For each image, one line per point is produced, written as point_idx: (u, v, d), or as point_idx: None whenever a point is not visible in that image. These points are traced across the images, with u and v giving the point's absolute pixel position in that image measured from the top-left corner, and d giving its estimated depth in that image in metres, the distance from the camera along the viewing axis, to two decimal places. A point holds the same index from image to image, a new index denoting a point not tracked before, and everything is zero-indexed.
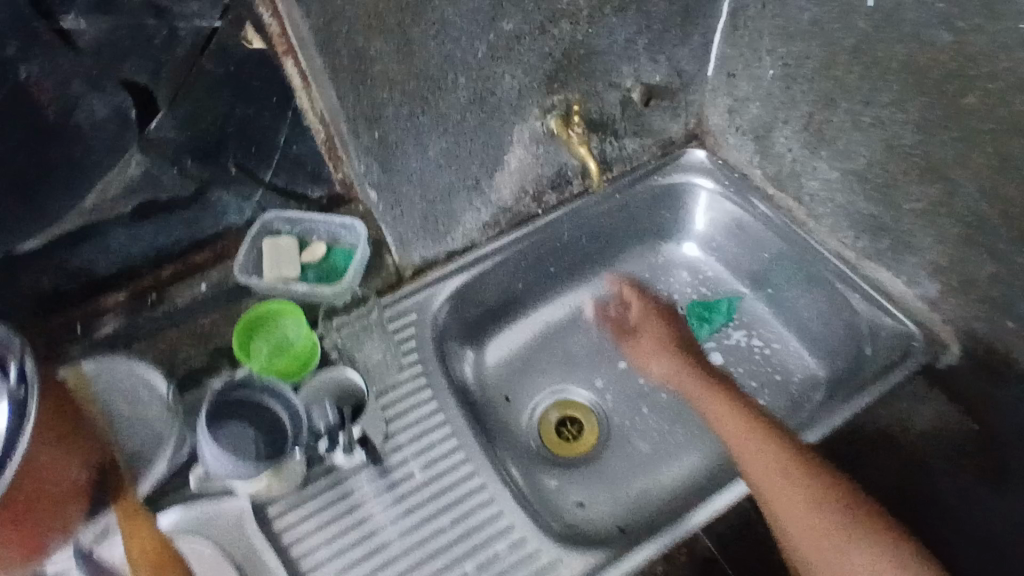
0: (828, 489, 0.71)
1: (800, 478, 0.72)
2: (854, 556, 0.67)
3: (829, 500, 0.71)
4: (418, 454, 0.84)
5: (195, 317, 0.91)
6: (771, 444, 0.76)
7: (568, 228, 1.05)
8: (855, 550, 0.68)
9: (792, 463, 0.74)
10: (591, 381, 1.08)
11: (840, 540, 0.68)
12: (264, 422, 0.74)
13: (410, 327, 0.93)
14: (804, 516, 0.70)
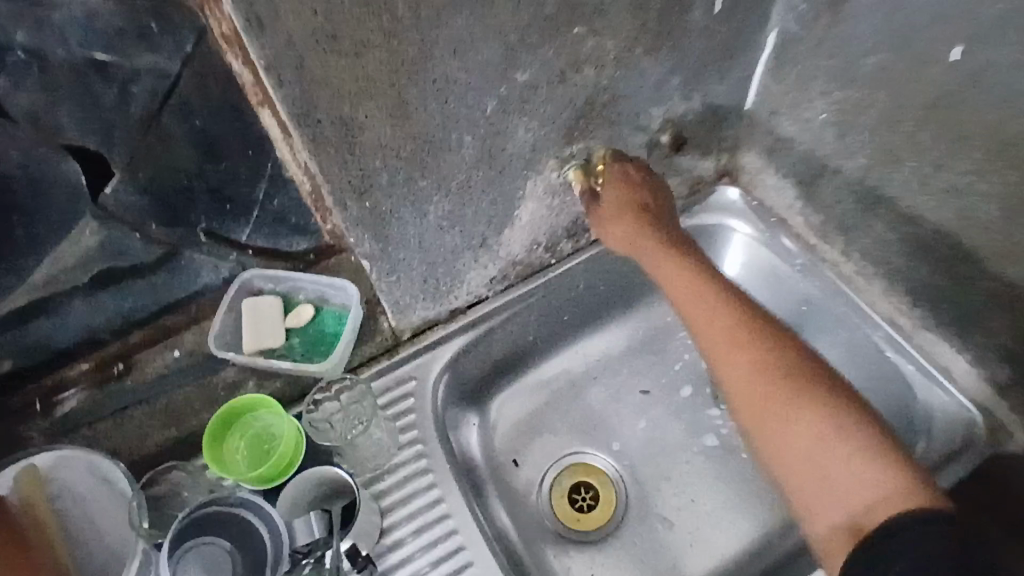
0: (784, 349, 0.68)
1: (761, 361, 0.67)
2: (804, 421, 0.62)
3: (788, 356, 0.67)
4: (417, 558, 0.75)
5: (169, 392, 0.82)
6: (736, 318, 0.71)
7: (584, 279, 0.94)
8: (824, 432, 0.61)
9: (737, 339, 0.69)
10: (610, 444, 0.98)
11: (802, 416, 0.62)
12: (240, 539, 0.66)
13: (408, 399, 0.83)
14: (770, 397, 0.65)
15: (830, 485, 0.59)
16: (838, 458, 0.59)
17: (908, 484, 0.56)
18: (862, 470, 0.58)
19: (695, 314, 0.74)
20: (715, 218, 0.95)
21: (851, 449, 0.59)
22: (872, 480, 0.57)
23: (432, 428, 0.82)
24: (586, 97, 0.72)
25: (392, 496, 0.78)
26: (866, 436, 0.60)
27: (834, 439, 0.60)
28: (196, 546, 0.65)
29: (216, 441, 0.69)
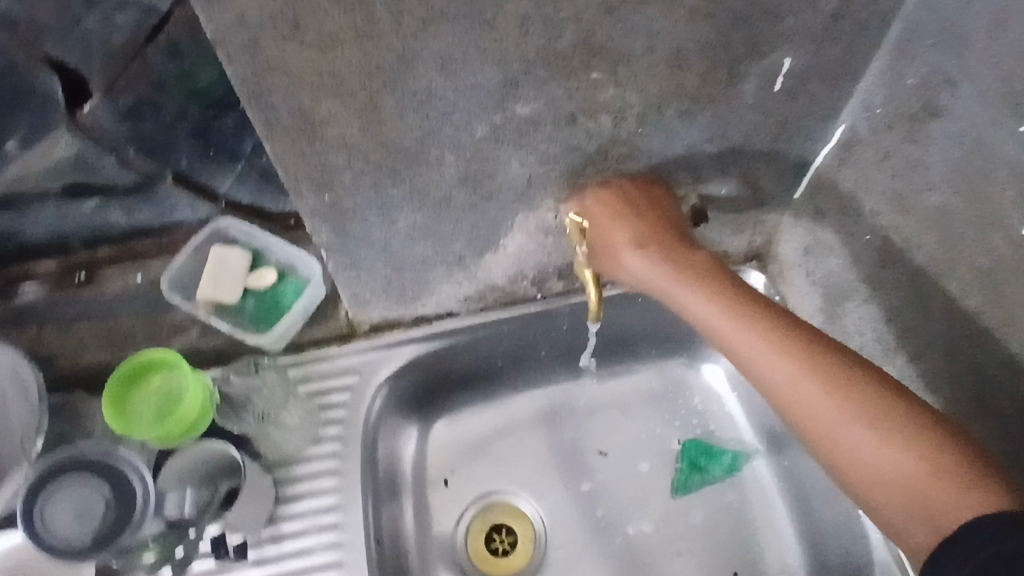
0: (799, 336, 0.56)
1: (789, 355, 0.55)
2: (851, 429, 0.50)
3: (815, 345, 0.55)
4: (293, 559, 0.73)
5: (115, 315, 0.79)
6: (741, 315, 0.59)
7: (567, 322, 0.87)
8: (870, 432, 0.50)
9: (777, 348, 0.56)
10: (548, 496, 0.90)
11: (839, 410, 0.51)
12: (117, 490, 0.64)
13: (343, 391, 0.80)
14: (800, 404, 0.53)
15: (900, 490, 0.48)
16: (892, 452, 0.49)
17: (983, 485, 0.45)
18: (918, 457, 0.48)
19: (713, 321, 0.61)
20: None
21: (899, 443, 0.49)
22: (930, 474, 0.47)
23: (359, 430, 0.79)
24: (599, 145, 0.64)
25: (295, 488, 0.76)
26: (902, 419, 0.49)
27: (875, 429, 0.50)
28: (75, 480, 0.64)
29: (120, 396, 0.66)
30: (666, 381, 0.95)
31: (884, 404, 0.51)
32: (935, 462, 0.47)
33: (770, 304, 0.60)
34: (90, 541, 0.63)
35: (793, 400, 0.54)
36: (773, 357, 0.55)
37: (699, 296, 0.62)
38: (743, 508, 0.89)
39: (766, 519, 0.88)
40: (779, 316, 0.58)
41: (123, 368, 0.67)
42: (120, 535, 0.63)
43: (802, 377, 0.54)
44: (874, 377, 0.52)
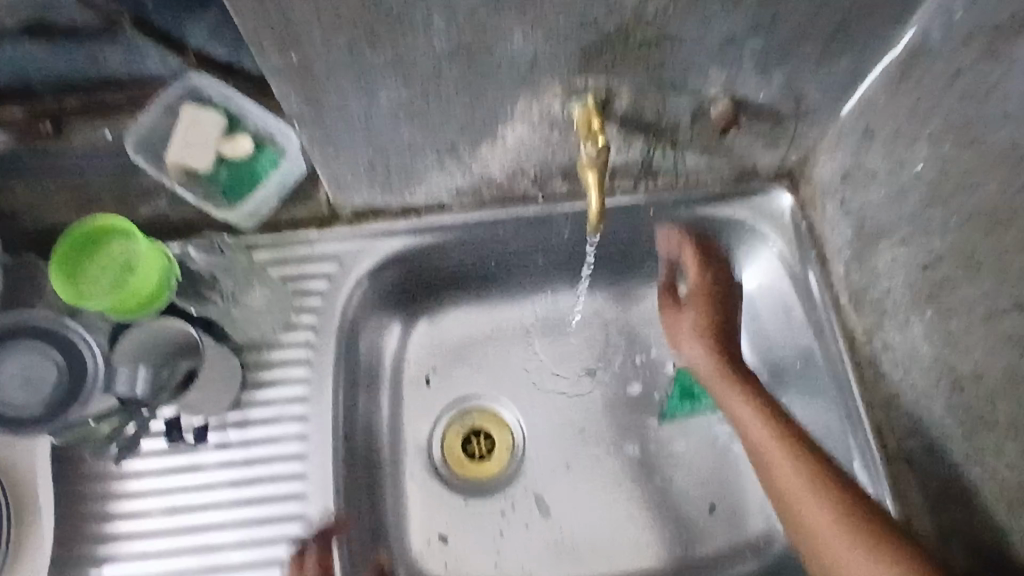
0: (792, 444, 0.63)
1: (787, 465, 0.63)
2: (837, 535, 0.58)
3: (776, 423, 0.65)
4: (258, 445, 0.71)
5: (84, 173, 0.73)
6: (754, 415, 0.66)
7: (569, 229, 0.80)
8: (852, 553, 0.57)
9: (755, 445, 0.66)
10: (529, 406, 0.87)
11: (830, 528, 0.58)
12: (69, 362, 0.62)
13: (320, 279, 0.75)
14: (783, 473, 0.63)
15: None
16: (853, 537, 0.57)
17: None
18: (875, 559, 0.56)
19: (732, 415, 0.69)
20: (751, 225, 0.77)
21: (861, 548, 0.56)
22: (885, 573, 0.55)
23: (332, 321, 0.75)
24: (615, 26, 0.54)
25: (263, 374, 0.73)
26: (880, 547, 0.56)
27: (864, 548, 0.56)
28: (29, 348, 0.62)
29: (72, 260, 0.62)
30: None
31: (832, 496, 0.60)
32: None
33: (773, 408, 0.66)
34: (39, 409, 0.61)
35: (781, 492, 0.63)
36: (787, 472, 0.62)
37: (737, 399, 0.68)
38: (729, 442, 0.85)
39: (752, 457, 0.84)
40: (755, 390, 0.68)
41: (76, 231, 0.62)
42: (68, 408, 0.61)
43: (794, 452, 0.63)
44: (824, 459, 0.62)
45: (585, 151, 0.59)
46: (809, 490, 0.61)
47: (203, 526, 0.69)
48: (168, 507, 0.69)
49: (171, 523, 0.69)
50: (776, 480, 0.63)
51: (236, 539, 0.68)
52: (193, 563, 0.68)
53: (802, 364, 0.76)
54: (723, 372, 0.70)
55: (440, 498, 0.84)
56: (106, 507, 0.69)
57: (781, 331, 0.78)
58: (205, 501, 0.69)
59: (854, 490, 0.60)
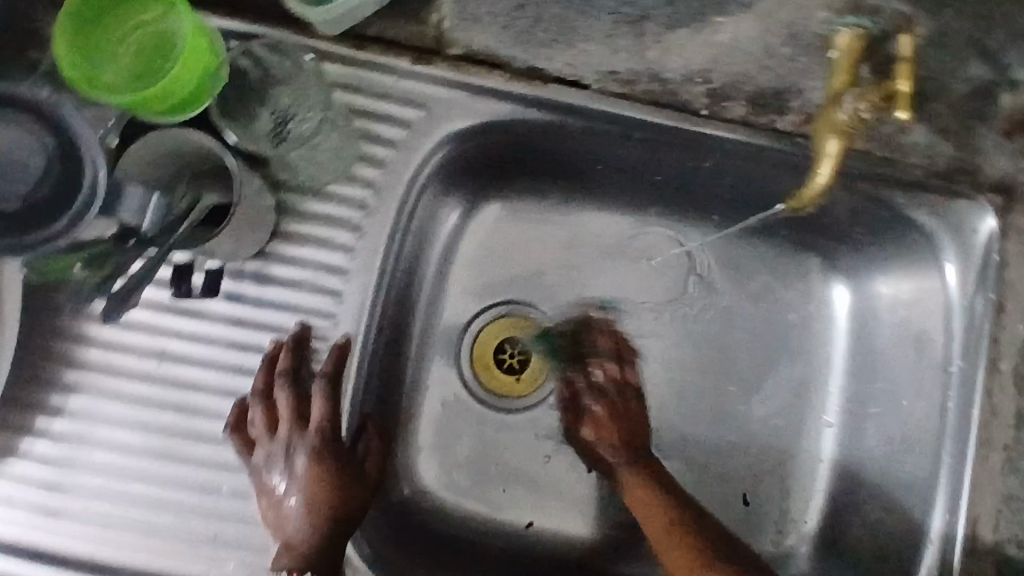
0: (638, 474, 0.65)
1: (637, 489, 0.64)
2: (651, 493, 0.63)
3: (654, 491, 0.63)
4: (276, 308, 0.58)
5: None
6: (639, 492, 0.64)
7: (719, 159, 0.60)
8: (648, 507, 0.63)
9: (636, 491, 0.64)
10: (583, 340, 0.72)
11: (650, 499, 0.63)
12: (65, 155, 0.44)
13: (396, 127, 0.58)
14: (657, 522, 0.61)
15: (653, 511, 0.62)
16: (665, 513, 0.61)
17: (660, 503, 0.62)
18: (649, 520, 0.62)
19: (638, 496, 0.64)
20: (933, 238, 0.61)
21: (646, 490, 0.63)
22: (665, 528, 0.60)
23: (399, 183, 0.58)
24: None
25: (296, 225, 0.58)
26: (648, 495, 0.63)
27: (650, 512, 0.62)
28: (19, 125, 0.45)
29: (80, 30, 0.45)
30: (783, 271, 0.72)
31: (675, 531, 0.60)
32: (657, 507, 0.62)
33: (656, 476, 0.65)
34: (17, 205, 0.44)
35: (641, 514, 0.63)
36: (641, 502, 0.63)
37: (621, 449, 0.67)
38: (660, 359, 0.72)
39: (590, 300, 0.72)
40: (638, 459, 0.66)
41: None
42: (54, 219, 0.44)
43: (644, 490, 0.64)
44: (696, 515, 0.61)
45: (849, 108, 0.45)
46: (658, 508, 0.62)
47: (185, 383, 0.57)
48: (155, 352, 0.57)
49: (155, 371, 0.57)
50: (643, 514, 0.62)
51: (223, 410, 0.57)
52: (166, 421, 0.57)
53: (907, 403, 0.66)
54: (620, 451, 0.67)
55: (454, 412, 0.70)
56: (87, 327, 0.57)
57: (898, 350, 0.67)
58: (196, 355, 0.57)
59: (672, 487, 0.64)
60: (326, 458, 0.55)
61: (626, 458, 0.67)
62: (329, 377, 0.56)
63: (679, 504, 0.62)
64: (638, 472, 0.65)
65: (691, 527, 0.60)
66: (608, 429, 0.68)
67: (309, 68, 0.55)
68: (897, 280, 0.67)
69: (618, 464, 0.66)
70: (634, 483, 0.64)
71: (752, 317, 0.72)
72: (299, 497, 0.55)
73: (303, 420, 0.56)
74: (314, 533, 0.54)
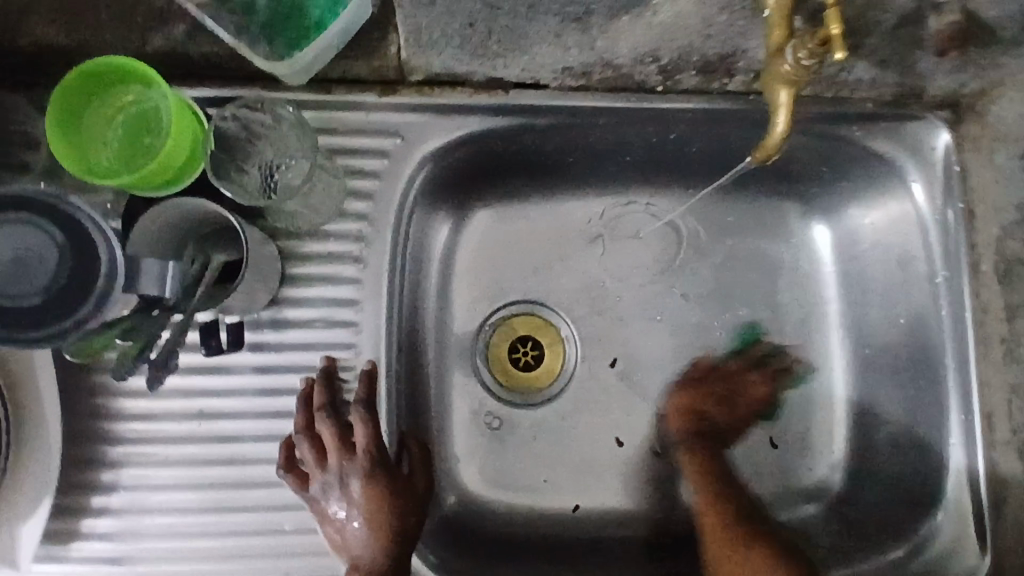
0: (709, 509, 0.67)
1: (710, 500, 0.68)
2: (720, 505, 0.68)
3: (725, 515, 0.67)
4: (298, 349, 0.60)
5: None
6: (705, 492, 0.69)
7: (682, 129, 0.63)
8: (723, 547, 0.65)
9: (706, 508, 0.68)
10: (590, 324, 0.75)
11: (716, 510, 0.67)
12: (74, 245, 0.47)
13: (376, 157, 0.61)
14: (734, 559, 0.64)
15: (716, 530, 0.66)
16: (733, 534, 0.66)
17: (727, 543, 0.65)
18: (730, 558, 0.64)
19: (699, 485, 0.69)
20: (894, 162, 0.65)
21: (719, 546, 0.65)
22: (731, 549, 0.65)
23: (390, 210, 0.61)
24: None
25: (300, 268, 0.60)
26: (724, 542, 0.65)
27: (731, 550, 0.65)
28: (21, 226, 0.47)
29: (69, 125, 0.47)
30: (763, 219, 0.75)
31: (724, 540, 0.66)
32: (733, 552, 0.65)
33: (706, 468, 0.70)
34: (39, 300, 0.47)
35: (706, 526, 0.67)
36: (704, 510, 0.68)
37: (692, 469, 0.70)
38: (665, 327, 0.74)
39: (588, 286, 0.75)
40: (703, 446, 0.71)
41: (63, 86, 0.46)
42: (80, 304, 0.47)
43: (719, 531, 0.66)
44: (782, 552, 0.65)
45: (788, 59, 0.48)
46: (734, 549, 0.65)
47: (226, 437, 0.60)
48: (193, 414, 0.59)
49: (195, 431, 0.59)
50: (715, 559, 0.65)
51: (271, 454, 0.60)
52: (216, 477, 0.59)
53: (903, 317, 0.69)
54: (683, 435, 0.72)
55: (482, 417, 0.73)
56: (123, 403, 0.59)
57: (885, 270, 0.70)
58: (231, 409, 0.60)
59: (761, 532, 0.66)
60: (379, 478, 0.58)
61: (692, 445, 0.71)
62: (365, 403, 0.59)
63: (742, 522, 0.66)
64: (708, 493, 0.68)
65: (777, 560, 0.64)
66: (675, 415, 0.72)
67: (282, 117, 0.58)
68: (871, 209, 0.69)
69: (682, 456, 0.71)
70: (698, 478, 0.70)
71: (744, 270, 0.75)
72: (362, 518, 0.58)
73: (349, 447, 0.58)
74: (382, 550, 0.57)
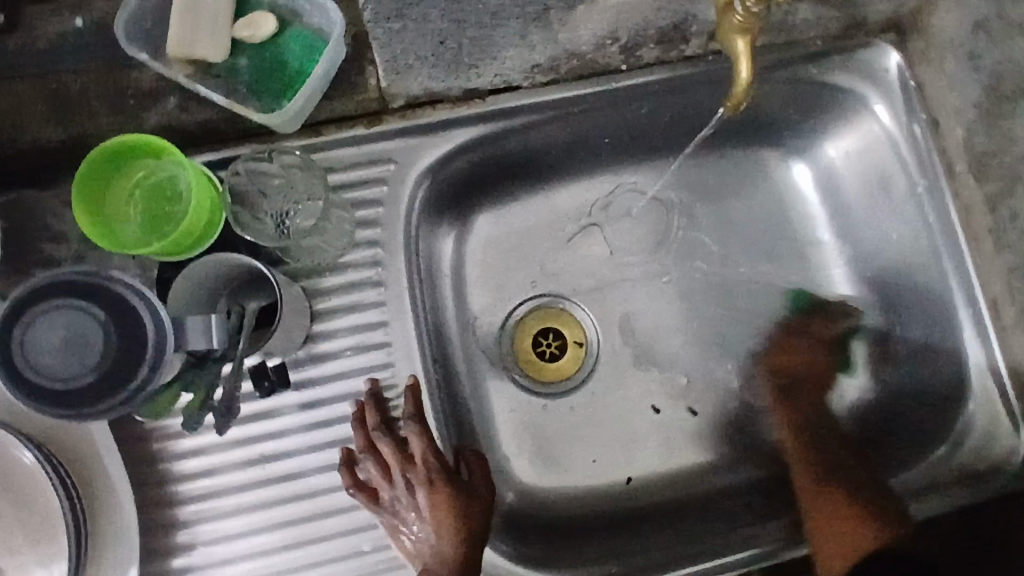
0: (819, 488, 0.70)
1: (814, 483, 0.70)
2: (809, 481, 0.70)
3: (833, 491, 0.69)
4: (339, 379, 0.63)
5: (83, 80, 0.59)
6: (814, 497, 0.69)
7: (652, 102, 0.67)
8: (825, 523, 0.68)
9: (807, 487, 0.70)
10: (605, 303, 0.78)
11: (815, 489, 0.70)
12: (117, 317, 0.49)
13: (376, 185, 0.64)
14: (819, 506, 0.69)
15: (845, 506, 0.68)
16: (832, 508, 0.68)
17: (859, 524, 0.67)
18: (817, 502, 0.69)
19: (797, 457, 0.72)
20: (856, 91, 0.69)
21: (844, 519, 0.67)
22: (846, 517, 0.67)
23: (399, 232, 0.64)
24: None
25: (325, 303, 0.63)
26: (823, 497, 0.69)
27: (840, 518, 0.68)
28: (63, 308, 0.49)
29: (95, 204, 0.51)
30: (744, 171, 0.78)
31: (832, 508, 0.68)
32: (854, 528, 0.67)
33: (819, 464, 0.71)
34: (96, 377, 0.48)
35: (809, 505, 0.70)
36: (810, 488, 0.70)
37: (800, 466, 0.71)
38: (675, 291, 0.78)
39: (594, 267, 0.78)
40: (840, 444, 0.72)
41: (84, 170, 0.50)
42: (135, 372, 0.49)
43: (824, 499, 0.69)
44: (867, 504, 0.67)
45: (738, 10, 0.52)
46: (824, 497, 0.69)
47: (289, 476, 0.62)
48: (254, 459, 0.62)
49: (259, 476, 0.62)
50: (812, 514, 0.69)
51: (335, 482, 0.62)
52: (288, 516, 0.62)
53: (897, 234, 0.72)
54: (799, 445, 0.73)
55: (523, 411, 0.76)
56: (184, 465, 0.61)
57: (869, 194, 0.73)
58: (288, 448, 0.62)
59: (872, 499, 0.68)
60: (442, 484, 0.61)
61: (795, 435, 0.73)
62: (416, 417, 0.62)
63: (841, 485, 0.69)
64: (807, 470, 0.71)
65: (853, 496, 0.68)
66: (790, 438, 0.74)
67: (283, 165, 0.61)
68: (843, 138, 0.73)
69: (800, 479, 0.71)
70: (807, 475, 0.71)
71: (738, 222, 0.79)
72: (431, 524, 0.61)
73: (409, 459, 0.62)
74: (455, 553, 0.60)
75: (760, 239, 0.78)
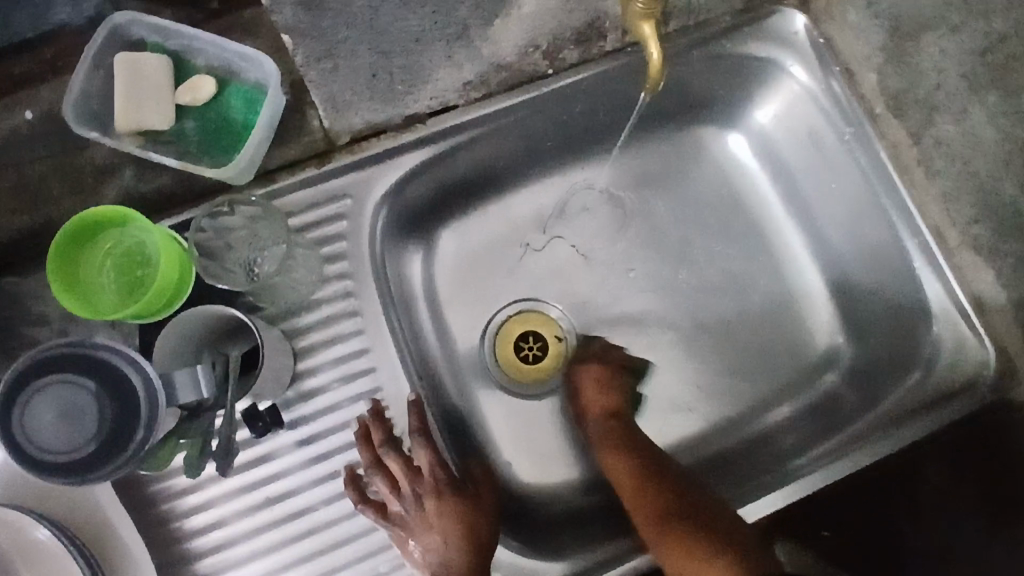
0: (657, 528, 0.66)
1: (655, 523, 0.66)
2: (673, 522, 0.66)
3: (683, 536, 0.65)
4: (331, 411, 0.65)
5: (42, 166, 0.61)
6: (660, 531, 0.66)
7: (583, 99, 0.71)
8: (684, 555, 0.64)
9: (646, 512, 0.67)
10: (576, 297, 0.81)
11: (664, 530, 0.65)
12: (108, 386, 0.50)
13: (336, 220, 0.66)
14: (669, 552, 0.65)
15: (693, 547, 0.64)
16: (717, 561, 0.63)
17: (720, 559, 0.63)
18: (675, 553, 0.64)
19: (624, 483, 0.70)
20: (772, 58, 0.73)
21: (693, 556, 0.64)
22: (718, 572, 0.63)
23: (366, 261, 0.67)
24: None
25: (306, 340, 0.65)
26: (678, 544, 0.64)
27: (690, 554, 0.64)
28: (54, 386, 0.50)
29: (70, 277, 0.53)
30: (683, 152, 0.82)
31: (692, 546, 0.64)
32: (720, 568, 0.63)
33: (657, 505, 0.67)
34: (97, 445, 0.50)
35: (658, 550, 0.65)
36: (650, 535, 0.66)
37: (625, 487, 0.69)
38: (641, 275, 0.81)
39: (559, 265, 0.81)
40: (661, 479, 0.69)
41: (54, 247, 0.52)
42: (132, 435, 0.50)
43: (671, 541, 0.65)
44: (712, 530, 0.65)
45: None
46: (680, 536, 0.65)
47: (298, 514, 0.63)
48: (261, 502, 0.63)
49: (269, 519, 0.63)
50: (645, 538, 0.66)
51: (345, 510, 0.64)
52: (304, 552, 0.63)
53: (835, 185, 0.75)
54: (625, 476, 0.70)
55: (516, 415, 0.78)
56: (194, 521, 0.62)
57: (802, 151, 0.77)
58: (294, 486, 0.63)
59: (714, 531, 0.65)
60: (450, 496, 0.64)
61: (626, 472, 0.70)
62: (422, 432, 0.64)
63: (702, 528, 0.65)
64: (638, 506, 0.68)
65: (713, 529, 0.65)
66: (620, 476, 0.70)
67: (245, 215, 0.64)
68: (768, 104, 0.77)
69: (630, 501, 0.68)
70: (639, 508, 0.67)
71: (686, 199, 0.82)
72: (440, 535, 0.63)
73: (416, 475, 0.64)
74: (467, 558, 0.62)
75: (711, 211, 0.82)
